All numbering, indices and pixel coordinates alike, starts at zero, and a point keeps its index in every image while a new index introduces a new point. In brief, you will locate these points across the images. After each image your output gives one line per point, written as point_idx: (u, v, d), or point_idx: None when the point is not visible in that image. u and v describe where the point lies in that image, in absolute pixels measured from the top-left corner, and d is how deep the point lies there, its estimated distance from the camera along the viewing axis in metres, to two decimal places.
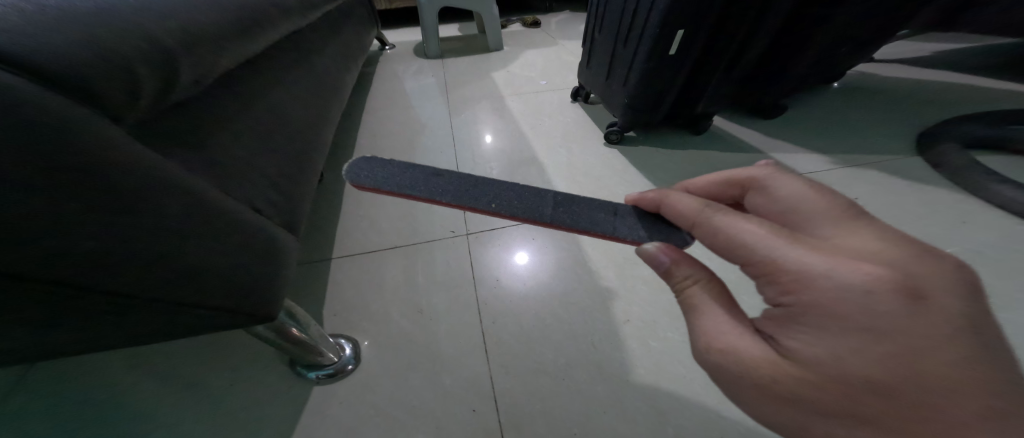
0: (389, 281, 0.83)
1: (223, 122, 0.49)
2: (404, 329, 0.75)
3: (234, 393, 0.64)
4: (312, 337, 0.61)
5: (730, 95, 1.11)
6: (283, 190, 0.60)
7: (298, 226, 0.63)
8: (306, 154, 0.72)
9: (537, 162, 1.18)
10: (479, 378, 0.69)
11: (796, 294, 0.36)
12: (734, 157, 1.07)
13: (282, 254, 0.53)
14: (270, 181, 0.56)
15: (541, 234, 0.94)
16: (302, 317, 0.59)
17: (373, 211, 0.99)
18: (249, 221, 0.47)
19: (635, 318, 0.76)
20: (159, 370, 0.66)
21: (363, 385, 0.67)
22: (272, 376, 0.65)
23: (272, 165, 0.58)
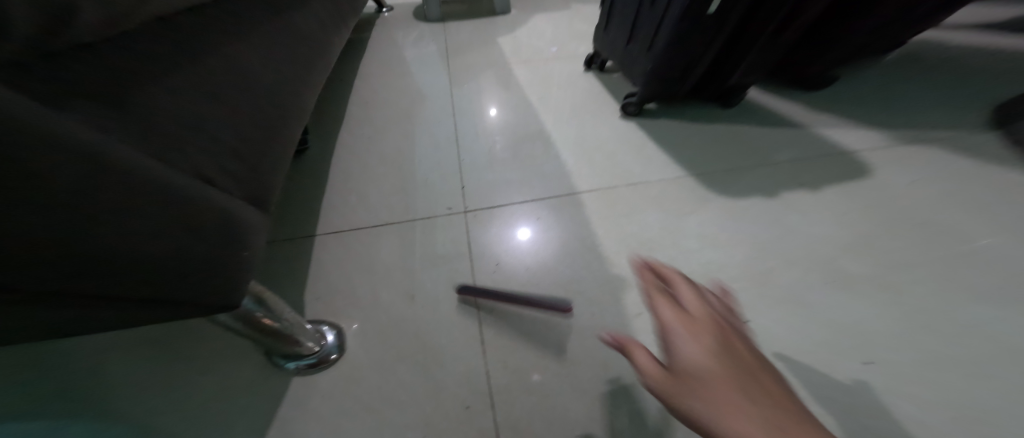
0: (378, 262, 0.76)
1: (159, 74, 0.41)
2: (393, 316, 0.68)
3: (208, 383, 0.58)
4: (285, 326, 0.54)
5: (772, 64, 0.97)
6: (246, 160, 0.52)
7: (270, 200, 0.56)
8: (278, 119, 0.64)
9: (543, 135, 1.08)
10: (473, 373, 0.63)
11: (671, 343, 0.30)
12: (767, 131, 0.96)
13: (245, 235, 0.45)
14: (229, 148, 0.48)
15: (546, 214, 0.85)
16: (274, 304, 0.52)
17: (364, 185, 0.91)
18: (199, 195, 0.39)
19: (646, 311, 0.68)
20: (126, 356, 0.61)
21: (347, 378, 0.61)
22: (248, 365, 0.60)
23: (232, 130, 0.50)
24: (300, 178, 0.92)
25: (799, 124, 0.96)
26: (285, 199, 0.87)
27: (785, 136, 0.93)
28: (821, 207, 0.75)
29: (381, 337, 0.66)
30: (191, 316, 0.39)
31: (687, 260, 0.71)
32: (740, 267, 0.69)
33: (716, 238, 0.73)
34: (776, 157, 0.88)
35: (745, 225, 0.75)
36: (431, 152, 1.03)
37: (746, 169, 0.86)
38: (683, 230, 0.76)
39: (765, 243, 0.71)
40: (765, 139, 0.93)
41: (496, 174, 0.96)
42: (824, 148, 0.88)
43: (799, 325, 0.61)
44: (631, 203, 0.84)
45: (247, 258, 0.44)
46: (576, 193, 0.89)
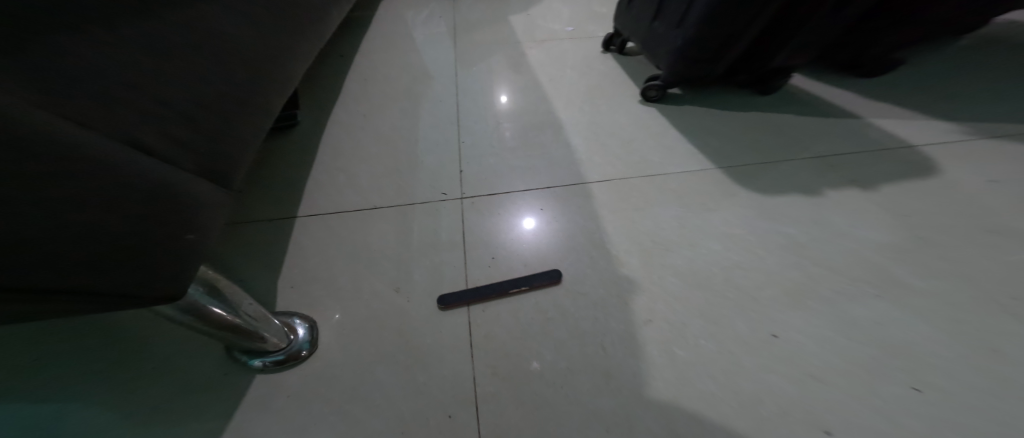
0: (363, 249, 0.69)
1: (62, 30, 0.34)
2: (374, 309, 0.62)
3: (165, 377, 0.53)
4: (245, 319, 0.47)
5: (824, 46, 0.86)
6: (204, 130, 0.45)
7: (236, 179, 0.50)
8: (254, 89, 0.57)
9: (553, 119, 0.99)
10: (459, 378, 0.56)
11: None
12: (805, 121, 0.86)
13: (196, 214, 0.39)
14: (179, 115, 0.42)
15: (551, 204, 0.77)
16: (232, 294, 0.46)
17: (354, 165, 0.84)
18: (122, 161, 0.33)
19: (657, 318, 0.59)
20: (68, 353, 0.56)
21: (318, 376, 0.55)
22: (210, 359, 0.54)
23: (184, 95, 0.44)
24: (286, 155, 0.86)
25: (841, 115, 0.86)
26: (269, 177, 0.80)
27: (825, 128, 0.83)
28: (866, 207, 0.66)
29: (358, 333, 0.59)
30: (119, 311, 0.32)
31: (711, 263, 0.63)
32: (770, 272, 0.60)
33: (743, 239, 0.64)
34: (814, 150, 0.78)
35: (778, 224, 0.65)
36: (430, 133, 0.96)
37: (779, 162, 0.76)
38: (705, 227, 0.67)
39: (799, 246, 0.62)
40: (803, 130, 0.83)
41: (499, 159, 0.88)
42: (870, 141, 0.78)
43: (840, 344, 0.52)
44: (646, 195, 0.75)
45: (194, 242, 0.37)
46: (586, 182, 0.81)
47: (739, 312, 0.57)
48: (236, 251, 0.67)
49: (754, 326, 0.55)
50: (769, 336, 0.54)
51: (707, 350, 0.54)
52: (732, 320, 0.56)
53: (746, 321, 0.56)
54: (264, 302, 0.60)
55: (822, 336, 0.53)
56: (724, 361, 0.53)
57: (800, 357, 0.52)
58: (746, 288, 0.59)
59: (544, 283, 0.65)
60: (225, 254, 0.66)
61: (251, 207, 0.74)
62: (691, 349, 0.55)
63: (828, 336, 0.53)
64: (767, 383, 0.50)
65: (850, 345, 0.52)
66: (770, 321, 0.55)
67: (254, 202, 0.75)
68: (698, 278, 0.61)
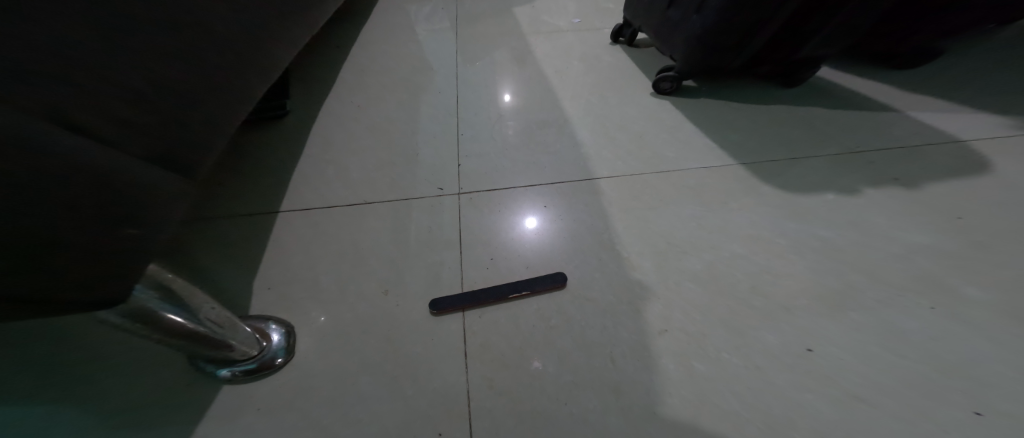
0: (350, 246, 0.63)
1: None
2: (359, 313, 0.56)
3: (110, 396, 0.47)
4: (207, 326, 0.42)
5: (854, 38, 0.79)
6: (162, 112, 0.40)
7: (199, 167, 0.45)
8: (226, 71, 0.52)
9: (558, 111, 0.93)
10: (451, 392, 0.50)
11: None
12: (832, 115, 0.79)
13: (146, 205, 0.33)
14: (131, 94, 0.36)
15: (555, 201, 0.71)
16: (191, 298, 0.40)
17: (345, 157, 0.79)
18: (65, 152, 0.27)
19: (673, 327, 0.52)
20: (9, 360, 0.50)
21: (293, 388, 0.49)
22: (171, 369, 0.49)
23: (140, 70, 0.38)
24: (273, 146, 0.81)
25: (870, 109, 0.79)
26: (253, 169, 0.75)
27: (854, 123, 0.76)
28: (906, 207, 0.59)
29: (340, 339, 0.53)
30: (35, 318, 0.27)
31: (733, 268, 0.56)
32: (801, 278, 0.53)
33: (768, 241, 0.58)
34: (843, 146, 0.71)
35: (807, 225, 0.59)
36: (427, 125, 0.90)
37: (804, 159, 0.70)
38: (726, 228, 0.61)
39: (832, 250, 0.56)
40: (829, 124, 0.77)
41: (500, 153, 0.82)
42: (905, 137, 0.71)
43: (886, 360, 0.45)
44: (659, 193, 0.69)
45: (138, 237, 0.32)
46: (593, 177, 0.75)
47: (767, 322, 0.50)
48: (211, 248, 0.61)
49: (784, 339, 0.49)
50: (802, 350, 0.47)
51: (731, 365, 0.48)
52: (760, 332, 0.50)
53: (775, 333, 0.49)
54: (237, 304, 0.55)
55: (864, 352, 0.46)
56: (751, 378, 0.47)
57: (839, 375, 0.45)
58: (773, 295, 0.52)
59: (547, 287, 0.58)
60: (199, 252, 0.61)
61: (231, 201, 0.69)
62: (713, 363, 0.49)
63: (871, 352, 0.46)
64: (803, 404, 0.44)
65: (897, 363, 0.45)
66: (803, 333, 0.49)
67: (235, 196, 0.70)
68: (719, 284, 0.55)
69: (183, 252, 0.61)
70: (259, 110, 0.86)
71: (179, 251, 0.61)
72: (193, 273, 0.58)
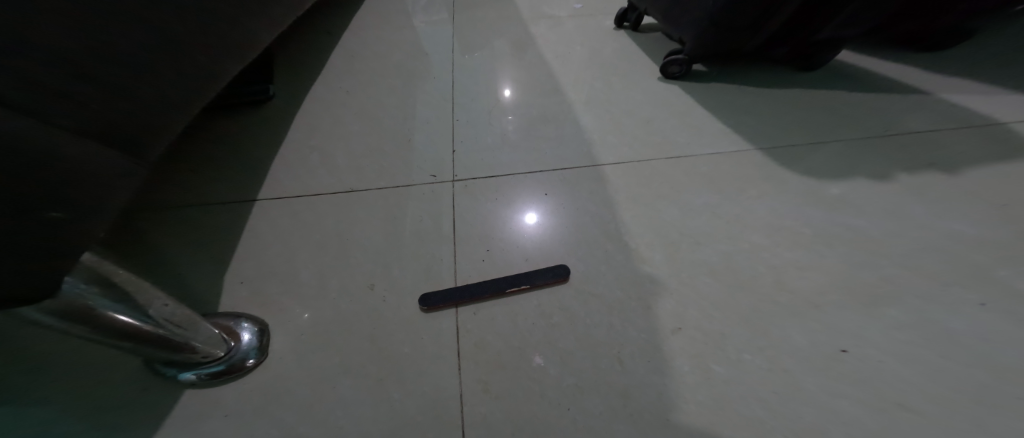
0: (334, 237, 0.58)
1: None
2: (341, 309, 0.51)
3: (44, 409, 0.41)
4: (161, 324, 0.37)
5: (878, 19, 0.74)
6: (112, 80, 0.35)
7: (154, 142, 0.42)
8: (193, 38, 0.47)
9: (560, 97, 0.88)
10: (441, 396, 0.45)
11: None
12: (853, 99, 0.74)
13: (81, 191, 0.30)
14: (77, 65, 0.32)
15: (557, 190, 0.66)
16: (139, 292, 0.35)
17: (332, 144, 0.74)
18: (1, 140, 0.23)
19: (689, 326, 0.47)
20: None
21: (264, 392, 0.44)
22: (126, 372, 0.43)
23: (90, 38, 0.33)
24: (254, 132, 0.75)
25: (893, 93, 0.74)
26: (231, 155, 0.70)
27: (876, 107, 0.71)
28: (941, 195, 0.54)
29: (320, 339, 0.48)
30: None
31: (753, 260, 0.51)
32: (828, 271, 0.48)
33: (790, 231, 0.53)
34: (866, 131, 0.66)
35: (833, 213, 0.54)
36: (421, 110, 0.85)
37: (826, 144, 0.65)
38: (743, 217, 0.56)
39: (861, 240, 0.51)
40: (851, 108, 0.72)
41: (498, 139, 0.77)
42: (932, 122, 0.66)
43: (929, 362, 0.40)
44: (670, 180, 0.64)
45: (66, 220, 0.28)
46: (597, 164, 0.69)
47: (792, 320, 0.45)
48: (181, 240, 0.56)
49: (813, 338, 0.44)
50: (834, 350, 0.42)
51: (754, 367, 0.43)
52: (785, 330, 0.45)
53: (802, 332, 0.44)
54: (205, 300, 0.50)
55: (904, 353, 0.41)
56: (777, 382, 0.42)
57: (878, 379, 0.40)
58: (798, 290, 0.47)
59: (548, 281, 0.53)
60: (167, 243, 0.56)
61: (205, 189, 0.64)
62: (733, 365, 0.44)
63: (912, 352, 0.41)
64: (838, 411, 0.39)
65: (941, 365, 0.40)
66: (833, 332, 0.44)
67: (210, 184, 0.65)
68: (738, 278, 0.50)
69: (149, 244, 0.56)
70: (241, 95, 0.81)
71: (145, 243, 0.56)
72: (160, 267, 0.53)
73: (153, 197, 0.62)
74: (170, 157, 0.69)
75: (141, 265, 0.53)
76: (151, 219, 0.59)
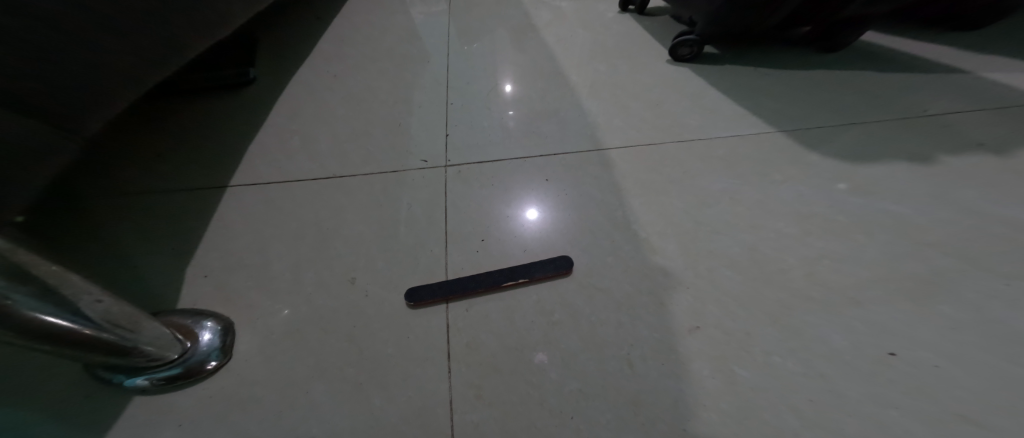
0: (313, 226, 0.53)
1: None
2: (317, 306, 0.46)
3: None
4: (100, 323, 0.32)
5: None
6: (44, 48, 0.31)
7: (88, 121, 0.37)
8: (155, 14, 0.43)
9: (562, 80, 0.82)
10: (427, 403, 0.39)
11: None
12: (878, 79, 0.68)
13: None
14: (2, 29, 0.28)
15: (559, 175, 0.60)
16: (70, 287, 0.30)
17: (316, 128, 0.68)
18: None
19: (708, 324, 0.42)
20: None
21: (226, 399, 0.38)
22: (68, 379, 0.38)
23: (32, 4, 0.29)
24: (231, 115, 0.70)
25: (923, 73, 0.69)
26: (204, 139, 0.65)
27: (906, 87, 0.66)
28: (984, 180, 0.49)
29: (292, 338, 0.43)
30: None
31: (778, 250, 0.46)
32: (864, 262, 0.43)
33: (819, 219, 0.48)
34: (897, 112, 0.61)
35: (866, 199, 0.49)
36: (412, 93, 0.79)
37: (852, 126, 0.59)
38: (765, 204, 0.51)
39: (900, 227, 0.45)
40: (877, 89, 0.66)
41: (494, 122, 0.71)
42: (967, 102, 0.61)
43: (988, 366, 0.35)
44: (682, 165, 0.58)
45: None
46: (602, 148, 0.64)
47: (827, 317, 0.40)
48: (142, 229, 0.51)
49: (852, 338, 0.38)
50: (877, 353, 0.37)
51: (785, 371, 0.38)
52: (819, 329, 0.39)
53: (839, 331, 0.39)
54: (164, 295, 0.44)
55: (958, 355, 0.36)
56: (812, 388, 0.36)
57: (930, 385, 0.35)
58: (831, 283, 0.42)
59: (548, 274, 0.48)
60: (128, 234, 0.51)
61: (174, 174, 0.59)
62: (761, 368, 0.38)
63: (966, 354, 0.36)
64: (888, 423, 0.33)
65: (1005, 369, 0.35)
66: (876, 332, 0.38)
67: (179, 169, 0.60)
68: (762, 270, 0.45)
69: (107, 233, 0.51)
70: (220, 78, 0.77)
71: (103, 233, 0.51)
72: (116, 258, 0.48)
73: (117, 184, 0.57)
74: (139, 142, 0.65)
75: (96, 256, 0.48)
76: (112, 207, 0.54)
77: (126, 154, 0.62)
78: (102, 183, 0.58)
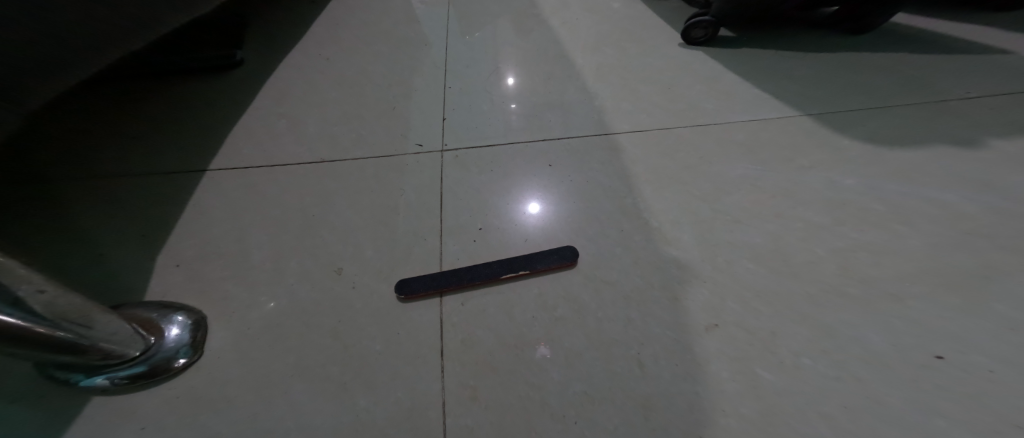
0: (297, 213, 0.49)
1: None
2: (299, 298, 0.42)
3: None
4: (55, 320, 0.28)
5: None
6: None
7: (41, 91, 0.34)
8: None
9: (567, 61, 0.77)
10: (415, 405, 0.35)
11: None
12: (906, 61, 0.64)
13: None
14: None
15: (562, 160, 0.56)
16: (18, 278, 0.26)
17: (305, 110, 0.64)
18: None
19: (727, 321, 0.38)
20: None
21: (194, 400, 0.35)
22: (21, 379, 0.34)
23: None
24: (214, 96, 0.66)
25: (954, 55, 0.64)
26: (184, 122, 0.61)
27: (939, 69, 0.61)
28: None
29: (270, 333, 0.39)
30: None
31: (804, 242, 0.42)
32: (900, 256, 0.39)
33: (847, 209, 0.44)
34: (932, 95, 0.56)
35: (898, 188, 0.45)
36: (407, 74, 0.74)
37: (883, 110, 0.55)
38: (787, 192, 0.47)
39: (938, 219, 0.41)
40: (904, 71, 0.62)
41: (494, 105, 0.67)
42: (1003, 85, 0.56)
43: None
44: (696, 151, 0.54)
45: None
46: (610, 132, 0.60)
47: (860, 315, 0.36)
48: (111, 214, 0.48)
49: (888, 338, 0.34)
50: (920, 355, 0.33)
51: (816, 375, 0.34)
52: (852, 328, 0.35)
53: (874, 331, 0.35)
54: (130, 285, 0.41)
55: (1012, 357, 0.32)
56: (846, 393, 0.32)
57: (983, 391, 0.31)
58: (864, 278, 0.38)
59: (551, 266, 0.44)
60: (96, 220, 0.47)
61: (150, 158, 0.55)
62: (788, 371, 0.34)
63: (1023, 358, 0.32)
64: (936, 434, 0.29)
65: None
66: (916, 331, 0.34)
67: (156, 152, 0.56)
68: (786, 264, 0.41)
69: (73, 219, 0.47)
70: (204, 58, 0.73)
71: (69, 218, 0.47)
72: (81, 245, 0.44)
73: (91, 168, 0.54)
74: (114, 124, 0.61)
75: (60, 242, 0.44)
76: (82, 190, 0.51)
77: (101, 137, 0.59)
78: (73, 166, 0.54)
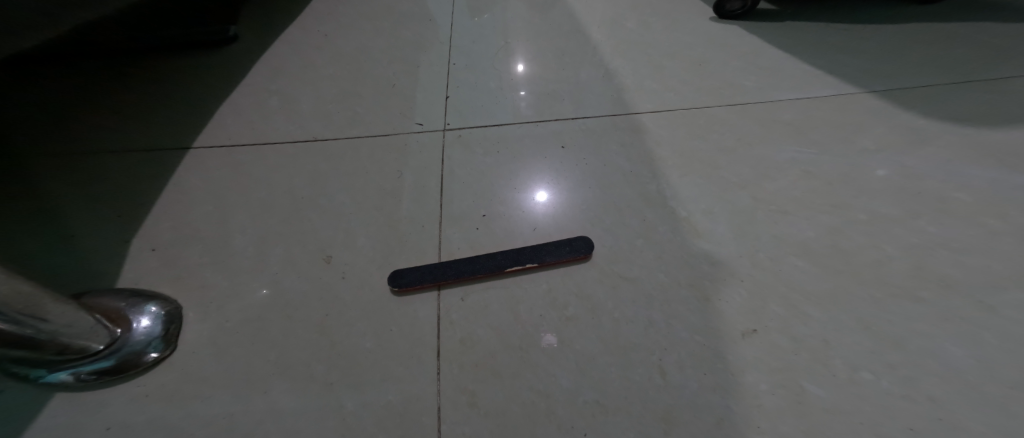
0: (286, 196, 0.45)
1: None
2: (282, 289, 0.38)
3: None
4: (10, 311, 0.26)
5: None
6: None
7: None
8: None
9: (583, 37, 0.70)
10: (405, 410, 0.31)
11: None
12: (969, 34, 0.57)
13: None
14: None
15: (577, 142, 0.50)
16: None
17: (301, 87, 0.60)
18: None
19: (769, 327, 0.32)
20: None
21: (163, 396, 0.31)
22: None
23: None
24: (204, 71, 0.63)
25: None
26: (171, 97, 0.58)
27: (1008, 44, 0.54)
28: None
29: (249, 327, 0.36)
30: None
31: (859, 240, 0.36)
32: (976, 260, 0.33)
33: (911, 202, 0.38)
34: (1002, 73, 0.50)
35: (968, 178, 0.39)
36: (409, 50, 0.68)
37: (951, 88, 0.49)
38: (841, 181, 0.41)
39: (1021, 216, 0.36)
40: (968, 46, 0.55)
41: (503, 83, 0.61)
42: None
43: None
44: (731, 133, 0.48)
45: None
46: (631, 113, 0.53)
47: (931, 324, 0.31)
48: (90, 194, 0.45)
49: (966, 351, 0.29)
50: (1009, 375, 0.28)
51: (879, 392, 0.28)
52: (921, 339, 0.30)
53: (949, 343, 0.29)
54: (104, 271, 0.38)
55: None
56: (919, 416, 0.27)
57: None
58: (934, 281, 0.33)
59: (562, 259, 0.39)
60: (76, 200, 0.44)
61: (131, 135, 0.52)
62: (843, 387, 0.29)
63: None
64: None
65: None
66: (1000, 348, 0.29)
67: (139, 128, 0.53)
68: (839, 263, 0.35)
69: (48, 196, 0.44)
70: (196, 33, 0.69)
71: (42, 195, 0.45)
72: (56, 226, 0.41)
73: (74, 145, 0.51)
74: (100, 99, 0.58)
75: (35, 222, 0.42)
76: (61, 168, 0.48)
77: (83, 112, 0.56)
78: (52, 141, 0.52)
